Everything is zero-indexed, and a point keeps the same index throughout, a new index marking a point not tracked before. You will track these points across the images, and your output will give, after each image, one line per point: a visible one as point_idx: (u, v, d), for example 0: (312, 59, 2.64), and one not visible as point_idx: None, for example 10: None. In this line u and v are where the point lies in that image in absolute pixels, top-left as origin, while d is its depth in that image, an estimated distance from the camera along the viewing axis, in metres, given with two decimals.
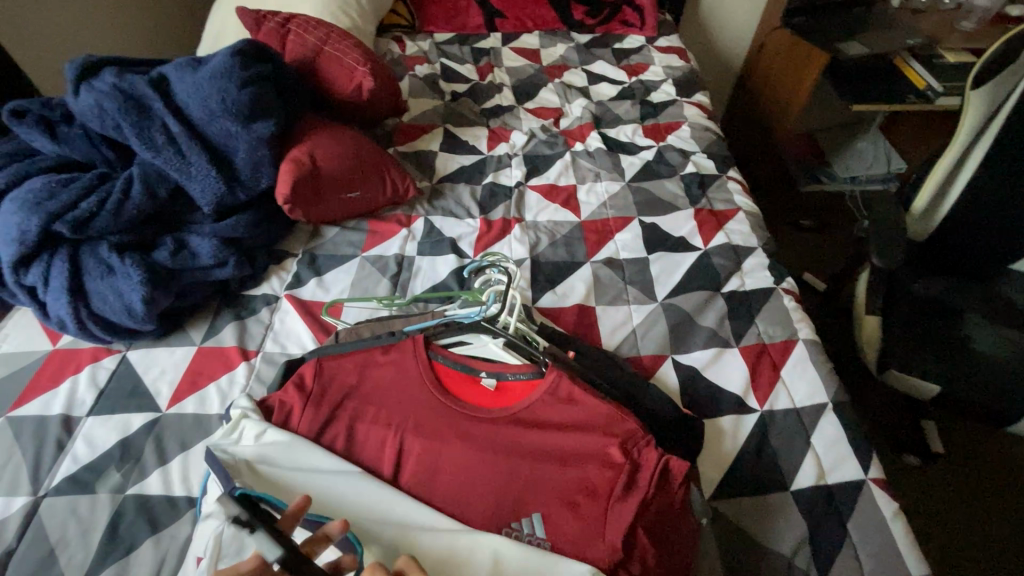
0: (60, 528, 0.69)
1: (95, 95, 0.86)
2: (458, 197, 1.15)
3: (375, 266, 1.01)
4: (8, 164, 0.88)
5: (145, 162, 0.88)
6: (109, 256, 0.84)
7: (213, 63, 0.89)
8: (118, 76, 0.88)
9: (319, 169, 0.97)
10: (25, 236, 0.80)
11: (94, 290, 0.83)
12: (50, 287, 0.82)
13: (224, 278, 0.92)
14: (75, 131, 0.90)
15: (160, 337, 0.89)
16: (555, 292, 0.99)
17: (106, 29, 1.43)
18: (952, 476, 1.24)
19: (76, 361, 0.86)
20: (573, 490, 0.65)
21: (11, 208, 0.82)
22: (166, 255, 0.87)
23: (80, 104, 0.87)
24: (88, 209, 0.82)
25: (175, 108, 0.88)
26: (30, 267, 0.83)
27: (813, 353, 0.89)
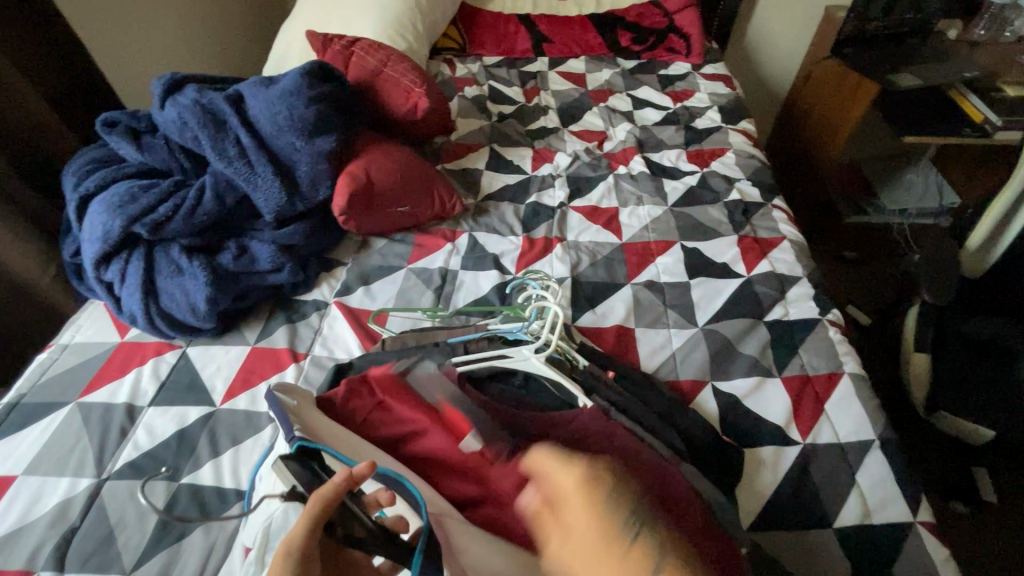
0: (120, 510, 0.74)
1: (178, 109, 0.93)
2: (501, 215, 1.18)
3: (420, 278, 1.05)
4: (97, 168, 0.96)
5: (217, 172, 0.94)
6: (179, 257, 0.90)
7: (284, 82, 0.96)
8: (199, 92, 0.96)
9: (374, 183, 1.02)
10: (109, 235, 0.87)
11: (163, 288, 0.88)
12: (126, 283, 0.89)
13: (279, 283, 0.97)
14: (157, 140, 0.97)
15: (217, 335, 0.94)
16: (595, 313, 1.00)
17: (184, 48, 1.54)
18: (1006, 526, 1.17)
19: (141, 353, 0.92)
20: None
21: (97, 208, 0.89)
22: (230, 258, 0.93)
23: (164, 116, 0.94)
24: (164, 213, 0.88)
25: (248, 123, 0.94)
26: (110, 263, 0.89)
27: (859, 388, 0.87)
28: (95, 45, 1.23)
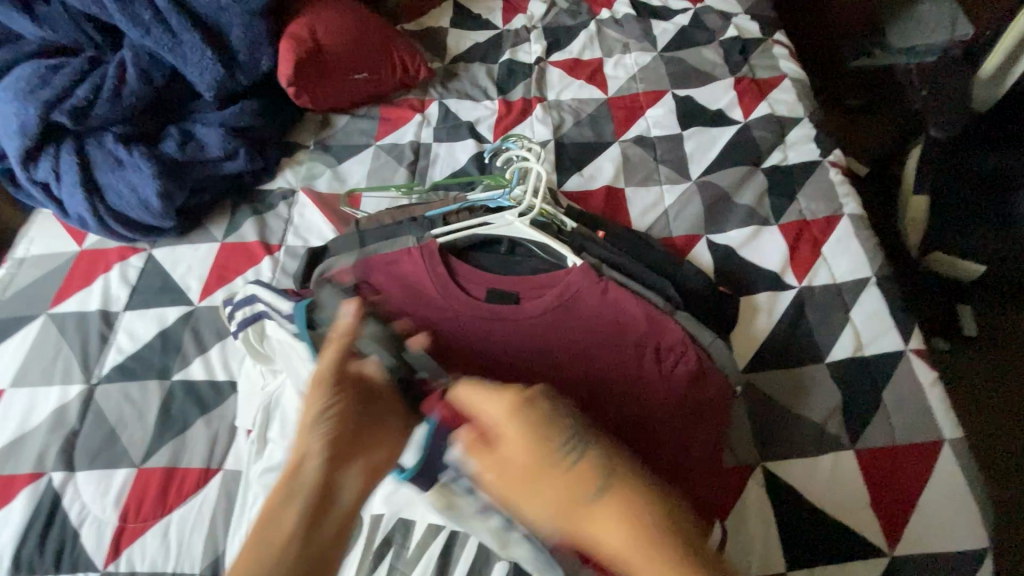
0: (117, 411, 0.73)
1: None
2: (474, 79, 1.06)
3: (391, 155, 0.96)
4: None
5: (135, 44, 0.84)
6: (116, 148, 0.82)
7: None
8: None
9: (322, 46, 0.91)
10: (26, 126, 0.78)
11: (107, 184, 0.82)
12: (62, 181, 0.82)
13: (236, 172, 0.88)
14: (54, 8, 0.82)
15: (182, 233, 0.87)
16: (582, 175, 0.93)
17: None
18: (1010, 362, 1.13)
19: (103, 260, 0.86)
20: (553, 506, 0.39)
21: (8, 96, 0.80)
22: (174, 146, 0.84)
23: None
24: (84, 96, 0.80)
25: None
26: (39, 160, 0.81)
27: (858, 228, 0.83)
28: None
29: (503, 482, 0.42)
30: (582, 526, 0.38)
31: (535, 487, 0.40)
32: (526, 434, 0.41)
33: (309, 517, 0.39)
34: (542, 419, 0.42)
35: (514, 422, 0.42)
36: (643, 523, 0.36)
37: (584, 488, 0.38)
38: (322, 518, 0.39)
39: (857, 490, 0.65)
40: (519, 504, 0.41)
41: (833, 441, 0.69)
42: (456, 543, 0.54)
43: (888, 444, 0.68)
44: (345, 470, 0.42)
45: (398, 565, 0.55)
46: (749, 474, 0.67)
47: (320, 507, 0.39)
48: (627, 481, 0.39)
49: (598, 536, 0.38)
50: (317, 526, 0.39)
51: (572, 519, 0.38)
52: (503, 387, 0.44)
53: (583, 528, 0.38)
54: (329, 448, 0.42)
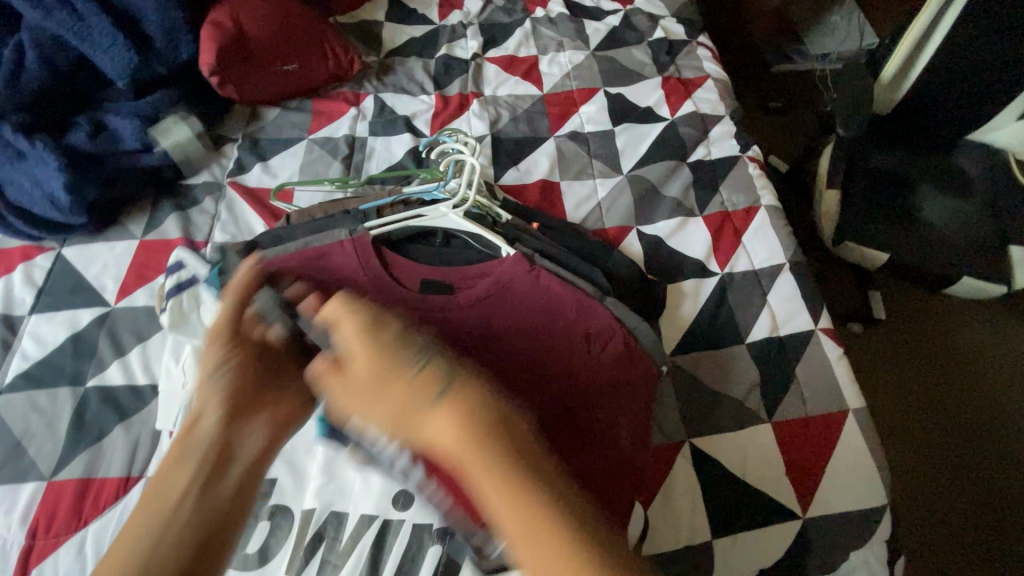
0: (22, 422, 0.68)
1: None
2: (410, 73, 1.05)
3: (325, 149, 0.94)
4: None
5: (37, 27, 0.79)
6: (15, 138, 0.76)
7: None
8: None
9: (247, 36, 0.88)
10: None
11: (8, 178, 0.77)
12: None
13: (156, 165, 0.84)
14: None
15: (96, 230, 0.82)
16: (518, 169, 0.95)
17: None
18: (911, 344, 1.24)
19: (4, 260, 0.79)
20: (393, 421, 0.41)
21: None
22: (84, 137, 0.80)
23: None
24: None
25: None
26: None
27: (773, 218, 0.89)
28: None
29: (352, 389, 0.44)
30: (419, 431, 0.40)
31: (380, 402, 0.42)
32: (373, 346, 0.44)
33: (207, 470, 0.42)
34: (395, 324, 0.46)
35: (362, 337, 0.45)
36: (476, 424, 0.38)
37: (423, 391, 0.40)
38: (227, 468, 0.43)
39: (773, 459, 0.71)
40: (364, 412, 0.43)
41: (752, 415, 0.74)
42: (390, 533, 0.55)
43: (801, 416, 0.73)
44: (243, 423, 0.46)
45: (331, 558, 0.55)
46: (676, 450, 0.71)
47: (217, 460, 0.43)
48: (460, 385, 0.40)
49: (433, 438, 0.39)
50: (217, 476, 0.42)
51: (409, 422, 0.40)
52: (356, 309, 0.47)
53: (419, 432, 0.40)
54: (228, 404, 0.46)
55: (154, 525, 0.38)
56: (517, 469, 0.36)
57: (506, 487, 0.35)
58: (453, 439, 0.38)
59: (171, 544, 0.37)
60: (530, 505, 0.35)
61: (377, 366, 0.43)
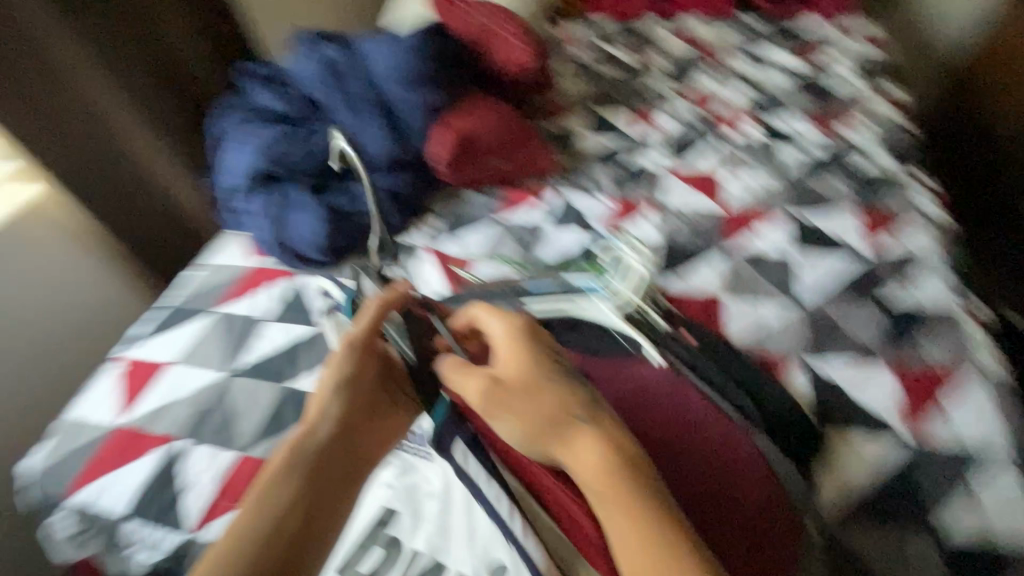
0: (241, 402, 0.87)
1: (316, 66, 1.09)
2: (596, 176, 1.16)
3: (509, 231, 1.07)
4: (252, 119, 1.11)
5: (343, 122, 1.08)
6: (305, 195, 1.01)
7: (406, 43, 1.09)
8: (336, 51, 1.11)
9: (473, 138, 1.07)
10: (254, 172, 1.04)
11: (290, 222, 0.99)
12: (260, 213, 1.01)
13: (385, 226, 1.04)
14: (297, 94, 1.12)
15: (331, 268, 1.02)
16: (681, 278, 0.96)
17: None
18: None
19: (265, 277, 1.05)
20: (536, 423, 0.53)
21: (250, 150, 1.05)
22: (346, 199, 1.02)
23: (304, 70, 1.11)
24: (294, 154, 1.03)
25: (374, 79, 1.08)
26: (251, 196, 1.04)
27: (987, 388, 0.75)
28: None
29: (502, 390, 0.54)
30: (564, 442, 0.52)
31: (531, 404, 0.53)
32: (531, 360, 0.55)
33: (312, 476, 0.54)
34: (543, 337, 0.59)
35: (518, 340, 0.57)
36: (613, 448, 0.51)
37: (568, 405, 0.53)
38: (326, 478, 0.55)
39: None
40: (502, 418, 0.54)
41: None
42: None
43: None
44: (351, 438, 0.57)
45: None
46: None
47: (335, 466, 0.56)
48: (596, 410, 0.54)
49: (575, 448, 0.52)
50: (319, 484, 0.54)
51: (556, 429, 0.53)
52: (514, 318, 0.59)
53: (559, 442, 0.52)
54: (343, 418, 0.57)
55: (273, 508, 0.52)
56: (645, 487, 0.50)
57: (635, 503, 0.49)
58: (593, 451, 0.51)
59: (285, 526, 0.51)
60: (648, 513, 0.49)
61: (528, 372, 0.55)
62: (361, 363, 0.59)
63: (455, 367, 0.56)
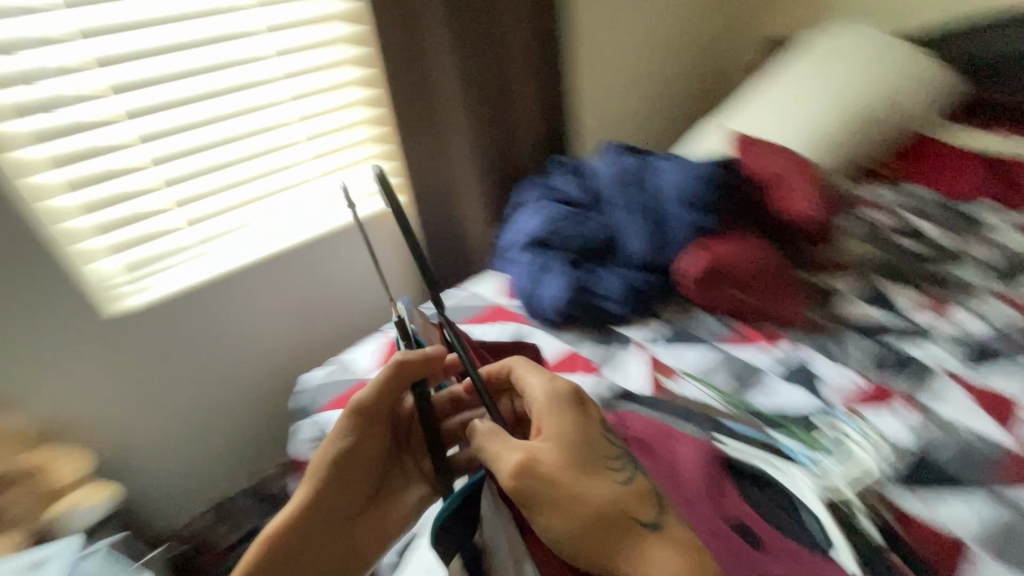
0: None
1: (615, 166, 1.23)
2: (844, 343, 1.05)
3: (728, 363, 1.04)
4: (544, 190, 1.29)
5: (617, 218, 1.21)
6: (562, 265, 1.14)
7: (699, 168, 1.17)
8: (635, 158, 1.24)
9: (726, 264, 1.09)
10: (529, 232, 1.18)
11: (540, 282, 1.13)
12: (521, 266, 1.17)
13: (612, 312, 1.11)
14: (588, 184, 1.29)
15: (555, 330, 1.12)
16: (922, 501, 0.78)
17: (632, 107, 1.84)
18: None
19: (501, 316, 1.18)
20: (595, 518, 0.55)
21: (534, 214, 1.22)
22: (592, 279, 1.13)
23: (603, 167, 1.27)
24: (568, 229, 1.17)
25: (657, 190, 1.18)
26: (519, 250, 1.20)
27: None
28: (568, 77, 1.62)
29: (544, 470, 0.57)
30: (631, 548, 0.54)
31: (592, 489, 0.57)
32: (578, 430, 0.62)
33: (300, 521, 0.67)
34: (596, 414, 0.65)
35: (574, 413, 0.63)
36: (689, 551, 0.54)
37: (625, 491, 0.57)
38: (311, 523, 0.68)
39: None
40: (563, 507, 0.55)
41: None
42: None
43: None
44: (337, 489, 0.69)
45: None
46: None
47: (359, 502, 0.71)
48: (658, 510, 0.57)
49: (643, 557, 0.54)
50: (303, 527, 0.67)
51: (620, 529, 0.55)
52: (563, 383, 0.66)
53: (627, 544, 0.55)
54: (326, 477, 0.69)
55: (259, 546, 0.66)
56: None
57: None
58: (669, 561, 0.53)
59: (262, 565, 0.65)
60: None
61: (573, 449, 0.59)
62: (366, 426, 0.71)
63: (490, 435, 0.60)
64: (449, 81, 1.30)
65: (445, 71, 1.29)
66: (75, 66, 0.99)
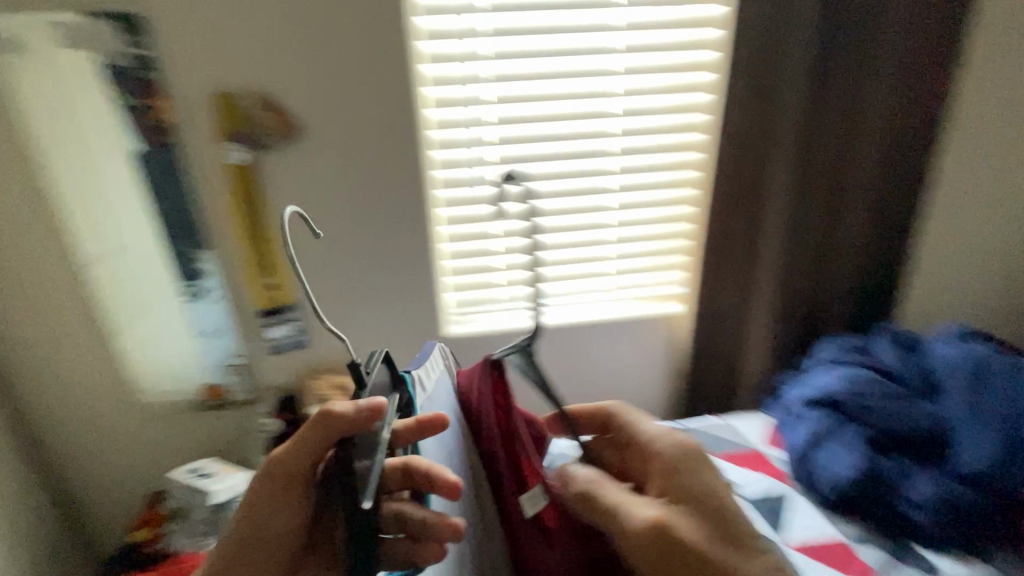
0: None
1: (960, 355, 1.04)
2: None
3: None
4: (853, 351, 1.13)
5: (950, 411, 0.99)
6: (859, 439, 0.97)
7: None
8: (993, 354, 1.03)
9: None
10: (826, 390, 1.04)
11: (826, 449, 0.98)
12: (804, 422, 1.04)
13: (912, 520, 0.91)
14: (915, 360, 1.09)
15: (827, 509, 0.97)
16: None
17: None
18: None
19: (762, 464, 1.06)
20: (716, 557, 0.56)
21: (834, 372, 1.08)
22: (895, 470, 0.94)
23: (942, 350, 1.07)
24: (878, 403, 1.00)
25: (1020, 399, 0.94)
26: (807, 405, 1.06)
27: None
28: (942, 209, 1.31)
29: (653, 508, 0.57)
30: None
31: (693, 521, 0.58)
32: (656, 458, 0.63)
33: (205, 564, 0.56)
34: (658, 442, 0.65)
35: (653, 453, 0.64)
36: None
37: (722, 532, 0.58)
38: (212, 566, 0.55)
39: None
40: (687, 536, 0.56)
41: None
42: None
43: None
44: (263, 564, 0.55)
45: None
46: None
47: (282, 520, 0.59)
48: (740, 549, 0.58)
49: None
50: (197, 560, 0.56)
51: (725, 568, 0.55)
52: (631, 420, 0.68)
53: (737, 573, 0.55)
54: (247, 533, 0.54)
55: None
56: None
57: None
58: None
59: None
60: None
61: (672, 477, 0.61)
62: (286, 488, 0.53)
63: (593, 482, 0.61)
64: (779, 192, 1.16)
65: (782, 180, 1.15)
66: (475, 120, 1.13)
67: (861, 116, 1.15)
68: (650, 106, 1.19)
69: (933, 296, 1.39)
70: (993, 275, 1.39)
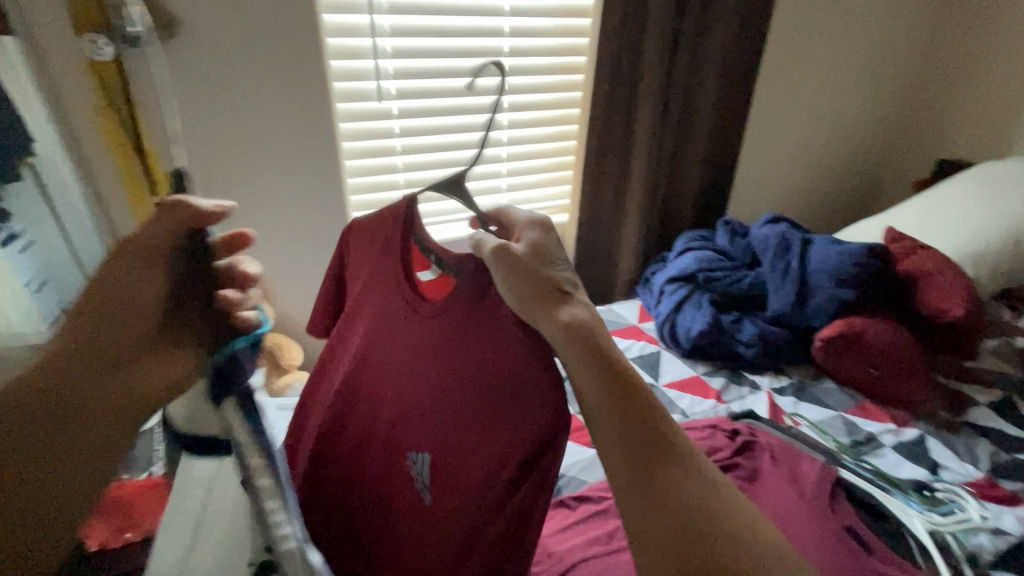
0: None
1: (769, 231, 1.35)
2: (972, 445, 1.03)
3: (846, 425, 1.08)
4: (702, 241, 1.45)
5: (763, 275, 1.32)
6: (704, 301, 1.28)
7: (851, 246, 1.23)
8: (789, 229, 1.35)
9: (864, 338, 1.14)
10: (683, 270, 1.35)
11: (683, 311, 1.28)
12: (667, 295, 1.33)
13: (740, 353, 1.23)
14: (743, 242, 1.42)
15: (686, 357, 1.26)
16: None
17: (815, 167, 1.81)
18: None
19: (638, 334, 1.32)
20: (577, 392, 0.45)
21: (689, 257, 1.38)
22: (728, 320, 1.26)
23: (759, 232, 1.39)
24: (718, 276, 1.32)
25: (803, 256, 1.28)
26: (671, 283, 1.36)
27: None
28: (756, 122, 1.64)
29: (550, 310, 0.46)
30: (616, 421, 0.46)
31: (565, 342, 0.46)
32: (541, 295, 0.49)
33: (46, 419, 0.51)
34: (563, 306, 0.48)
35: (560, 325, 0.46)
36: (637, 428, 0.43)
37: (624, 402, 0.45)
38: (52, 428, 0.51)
39: None
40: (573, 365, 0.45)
41: None
42: None
43: None
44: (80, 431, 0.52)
45: None
46: None
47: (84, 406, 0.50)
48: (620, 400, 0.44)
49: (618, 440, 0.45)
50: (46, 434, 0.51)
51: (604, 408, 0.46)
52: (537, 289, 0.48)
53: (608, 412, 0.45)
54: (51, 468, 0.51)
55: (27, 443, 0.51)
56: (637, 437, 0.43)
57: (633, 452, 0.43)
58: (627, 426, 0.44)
59: None
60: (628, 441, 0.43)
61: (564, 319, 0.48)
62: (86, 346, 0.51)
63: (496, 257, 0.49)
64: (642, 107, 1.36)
65: (644, 97, 1.35)
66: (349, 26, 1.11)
67: (703, 41, 1.37)
68: (536, 29, 1.28)
69: (754, 198, 1.76)
70: (789, 175, 1.78)
